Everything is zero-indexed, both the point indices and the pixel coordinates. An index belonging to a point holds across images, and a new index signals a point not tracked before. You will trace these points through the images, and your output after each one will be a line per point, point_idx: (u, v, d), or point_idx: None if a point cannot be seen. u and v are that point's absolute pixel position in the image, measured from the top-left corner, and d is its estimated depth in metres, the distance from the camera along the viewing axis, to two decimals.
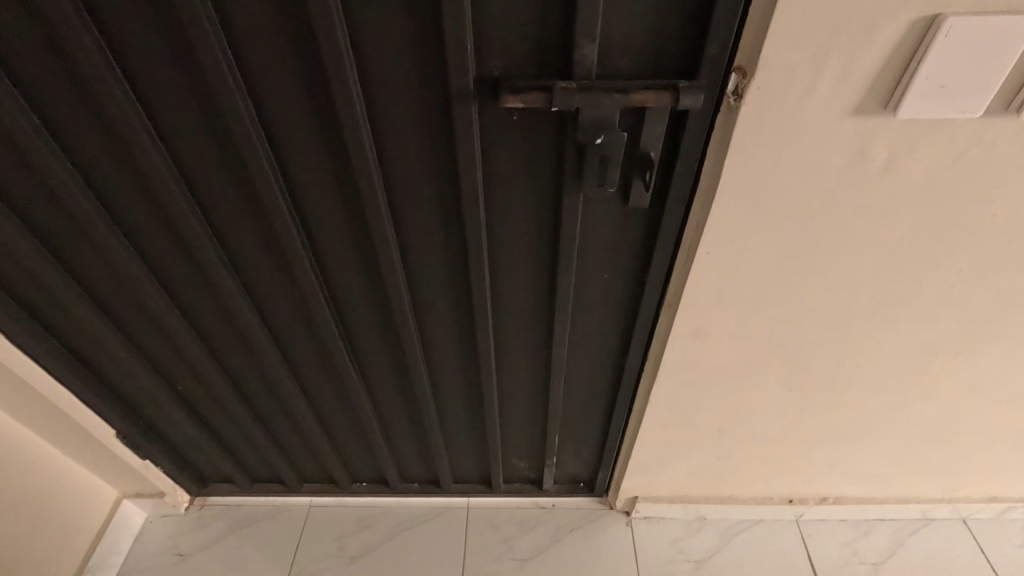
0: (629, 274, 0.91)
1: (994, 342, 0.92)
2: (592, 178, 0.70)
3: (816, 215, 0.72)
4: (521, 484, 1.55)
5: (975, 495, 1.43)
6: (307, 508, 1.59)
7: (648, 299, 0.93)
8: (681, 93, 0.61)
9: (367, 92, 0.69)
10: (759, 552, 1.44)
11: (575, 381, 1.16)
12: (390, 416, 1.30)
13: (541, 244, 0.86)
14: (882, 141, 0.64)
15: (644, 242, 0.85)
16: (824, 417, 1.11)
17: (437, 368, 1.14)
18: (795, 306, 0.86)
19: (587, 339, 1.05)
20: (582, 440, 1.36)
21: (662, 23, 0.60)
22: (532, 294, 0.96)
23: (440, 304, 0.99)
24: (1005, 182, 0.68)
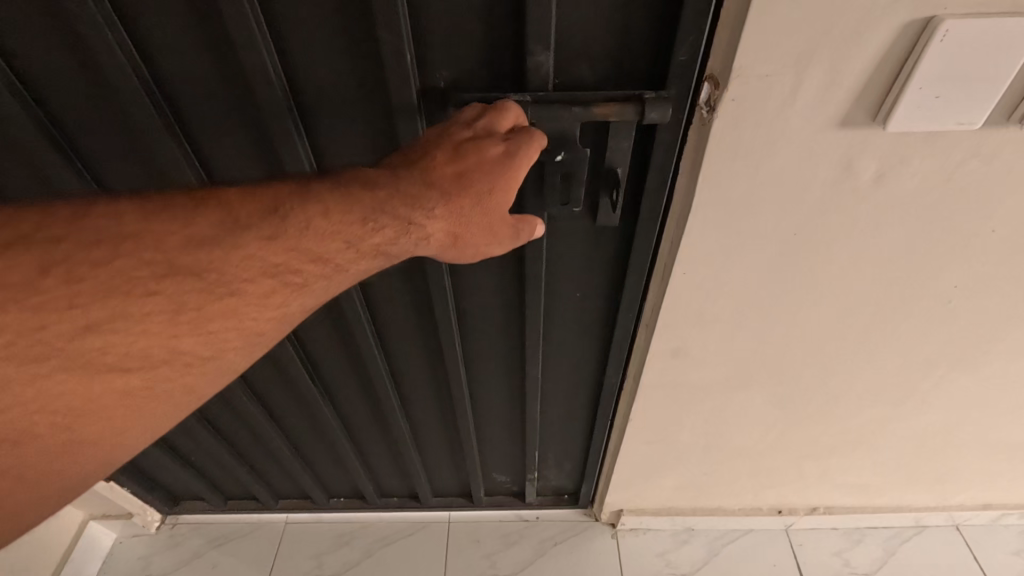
0: (603, 289, 0.85)
1: (990, 357, 0.87)
2: (556, 197, 0.65)
3: (800, 232, 0.66)
4: (503, 498, 1.50)
5: (969, 503, 1.38)
6: (283, 524, 1.54)
7: (623, 316, 0.87)
8: (647, 106, 0.56)
9: (304, 107, 0.62)
10: (747, 562, 1.40)
11: (553, 397, 1.11)
12: (362, 432, 1.25)
13: (507, 260, 0.80)
14: (871, 155, 0.58)
15: (617, 257, 0.79)
16: (812, 432, 1.06)
17: (406, 384, 1.09)
18: (779, 324, 0.81)
19: (563, 356, 0.99)
20: (564, 454, 1.31)
21: (625, 27, 0.54)
22: (501, 310, 0.90)
23: (404, 320, 0.93)
24: (1005, 196, 0.62)
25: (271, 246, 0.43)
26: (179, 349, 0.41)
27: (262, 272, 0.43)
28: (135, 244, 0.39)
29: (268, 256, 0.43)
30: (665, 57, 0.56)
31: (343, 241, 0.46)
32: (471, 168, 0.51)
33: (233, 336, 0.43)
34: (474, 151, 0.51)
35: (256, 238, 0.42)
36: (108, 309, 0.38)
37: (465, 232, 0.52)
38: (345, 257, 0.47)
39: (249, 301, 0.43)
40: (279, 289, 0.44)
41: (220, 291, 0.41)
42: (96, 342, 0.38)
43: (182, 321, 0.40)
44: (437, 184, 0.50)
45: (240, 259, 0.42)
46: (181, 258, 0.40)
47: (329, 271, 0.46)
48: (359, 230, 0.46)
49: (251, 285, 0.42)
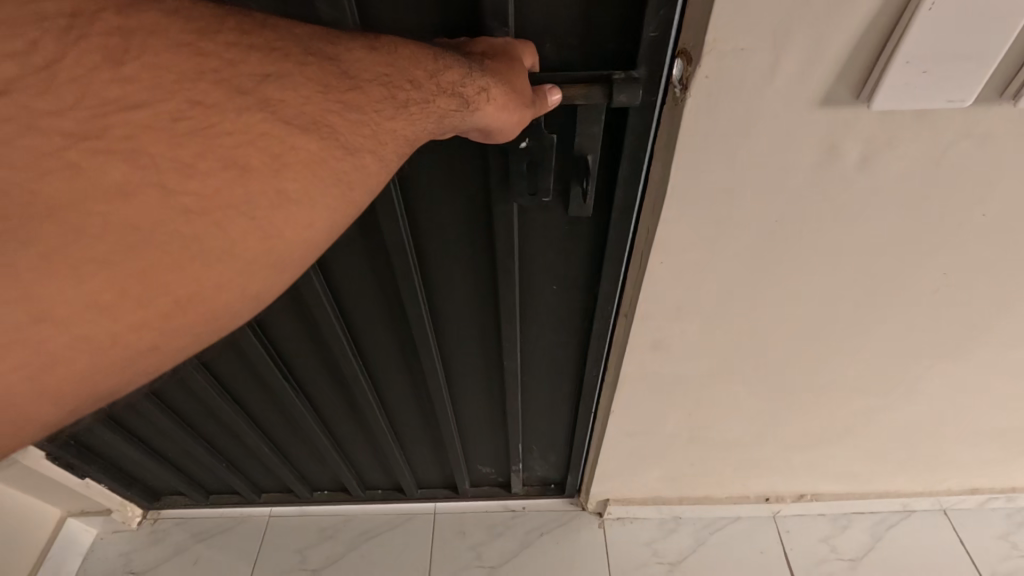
0: (580, 283, 0.82)
1: (979, 345, 0.85)
2: (523, 186, 0.64)
3: (781, 219, 0.63)
4: (489, 488, 1.49)
5: (957, 488, 1.37)
6: (267, 518, 1.53)
7: (602, 309, 0.84)
8: (615, 89, 0.54)
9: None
10: (735, 549, 1.39)
11: (534, 390, 1.09)
12: (341, 430, 1.23)
13: (477, 254, 0.78)
14: (855, 136, 0.54)
15: (592, 249, 0.77)
16: (799, 422, 1.04)
17: (383, 381, 1.07)
18: (760, 317, 0.78)
19: (544, 350, 0.97)
20: (548, 446, 1.30)
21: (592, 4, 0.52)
22: (476, 306, 0.87)
23: (374, 318, 0.90)
24: (994, 182, 0.59)
25: (375, 54, 0.39)
26: (326, 119, 0.36)
27: (374, 76, 0.39)
28: (269, 27, 0.36)
29: (375, 61, 0.39)
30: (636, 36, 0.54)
31: (430, 71, 0.42)
32: (495, 52, 0.50)
33: (365, 133, 0.38)
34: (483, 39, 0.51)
35: (360, 45, 0.39)
36: (268, 69, 0.34)
37: (518, 96, 0.48)
38: (435, 91, 0.42)
39: (371, 100, 0.38)
40: (386, 100, 0.39)
41: (346, 81, 0.37)
42: (265, 107, 0.34)
43: (328, 101, 0.36)
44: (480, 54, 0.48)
45: (352, 57, 0.38)
46: (312, 44, 0.37)
47: (430, 96, 0.42)
48: (438, 63, 0.43)
49: (370, 85, 0.38)
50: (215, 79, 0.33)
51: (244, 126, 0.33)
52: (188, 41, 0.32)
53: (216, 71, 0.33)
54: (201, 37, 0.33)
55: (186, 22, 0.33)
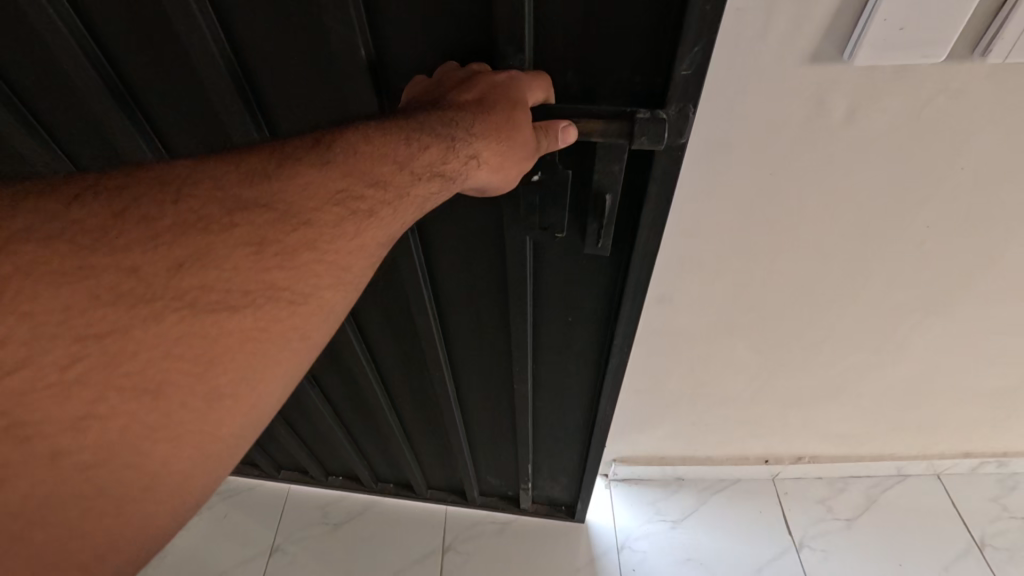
0: (591, 316, 0.87)
1: (964, 304, 0.91)
2: (534, 222, 0.68)
3: (776, 172, 0.69)
4: (496, 500, 1.48)
5: (949, 452, 1.43)
6: (286, 492, 1.60)
7: (607, 338, 0.89)
8: (635, 130, 0.54)
9: (254, 82, 0.60)
10: (734, 508, 1.46)
11: (546, 412, 1.12)
12: (355, 423, 1.30)
13: (486, 274, 0.82)
14: (842, 91, 0.60)
15: (608, 284, 0.80)
16: (794, 379, 1.11)
17: (394, 384, 1.12)
18: (758, 271, 0.84)
19: (556, 375, 1.01)
20: (558, 466, 1.32)
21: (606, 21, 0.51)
22: (486, 323, 0.91)
23: (391, 334, 0.98)
24: (969, 137, 0.65)
25: (329, 169, 0.40)
26: (270, 279, 0.37)
27: (326, 198, 0.39)
28: (204, 177, 0.37)
29: (328, 180, 0.40)
30: (653, 56, 0.53)
31: (401, 158, 0.43)
32: (490, 94, 0.49)
33: (320, 270, 0.39)
34: (483, 79, 0.50)
35: (310, 165, 0.39)
36: (180, 257, 0.35)
37: (516, 150, 0.48)
38: (404, 179, 0.43)
39: (320, 231, 0.39)
40: (346, 217, 0.40)
41: (291, 222, 0.38)
42: (182, 304, 0.35)
43: (267, 258, 0.37)
44: (472, 105, 0.47)
45: (300, 184, 0.39)
46: (245, 193, 0.37)
47: (401, 189, 0.43)
48: (410, 148, 0.44)
49: (322, 213, 0.39)
50: (122, 300, 0.33)
51: (157, 338, 0.34)
52: (77, 262, 0.33)
53: (124, 290, 0.33)
54: (96, 250, 0.33)
55: (79, 241, 0.33)
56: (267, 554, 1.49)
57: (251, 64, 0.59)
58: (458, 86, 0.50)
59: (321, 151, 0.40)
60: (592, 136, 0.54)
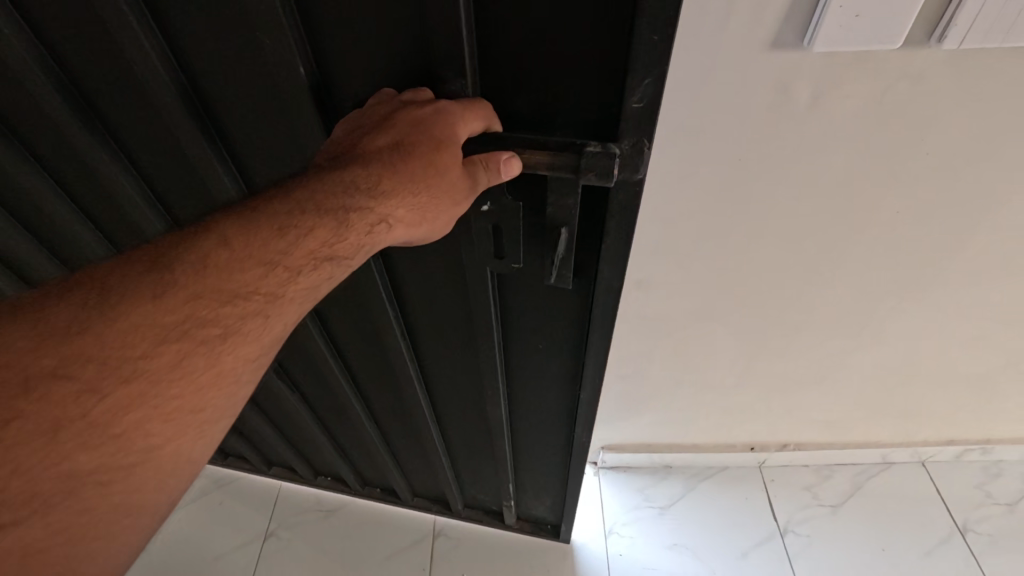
0: (562, 350, 0.82)
1: (937, 286, 0.94)
2: (488, 248, 0.66)
3: (745, 157, 0.71)
4: (480, 512, 1.46)
5: (933, 439, 1.45)
6: (277, 489, 1.62)
7: (580, 370, 0.84)
8: (580, 164, 0.50)
9: (206, 97, 0.58)
10: (721, 496, 1.48)
11: (525, 438, 1.07)
12: (337, 429, 1.28)
13: (450, 298, 0.79)
14: (806, 77, 0.61)
15: (579, 317, 0.76)
16: (776, 364, 1.13)
17: (370, 395, 1.10)
18: (734, 255, 0.86)
19: (532, 404, 0.97)
20: (541, 489, 1.27)
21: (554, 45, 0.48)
22: (454, 345, 0.88)
23: (365, 351, 0.96)
24: (933, 119, 0.67)
25: (163, 304, 0.40)
26: (73, 468, 0.36)
27: (163, 336, 0.39)
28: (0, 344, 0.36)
29: (165, 315, 0.40)
30: (601, 85, 0.49)
31: (276, 254, 0.43)
32: (409, 135, 0.46)
33: (153, 426, 0.39)
34: (405, 117, 0.47)
35: (143, 300, 0.39)
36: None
37: (427, 208, 0.48)
38: (281, 275, 0.44)
39: (149, 382, 0.39)
40: (190, 351, 0.40)
41: (111, 378, 0.38)
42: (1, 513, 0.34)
43: (65, 443, 0.36)
44: (383, 154, 0.47)
45: (127, 330, 0.38)
46: (46, 359, 0.37)
47: (276, 286, 0.44)
48: (281, 245, 0.44)
49: (154, 358, 0.39)
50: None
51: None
52: None
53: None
54: None
55: None
56: (261, 539, 1.52)
57: (199, 79, 0.56)
58: (376, 131, 0.48)
59: (154, 282, 0.40)
60: (536, 169, 0.52)
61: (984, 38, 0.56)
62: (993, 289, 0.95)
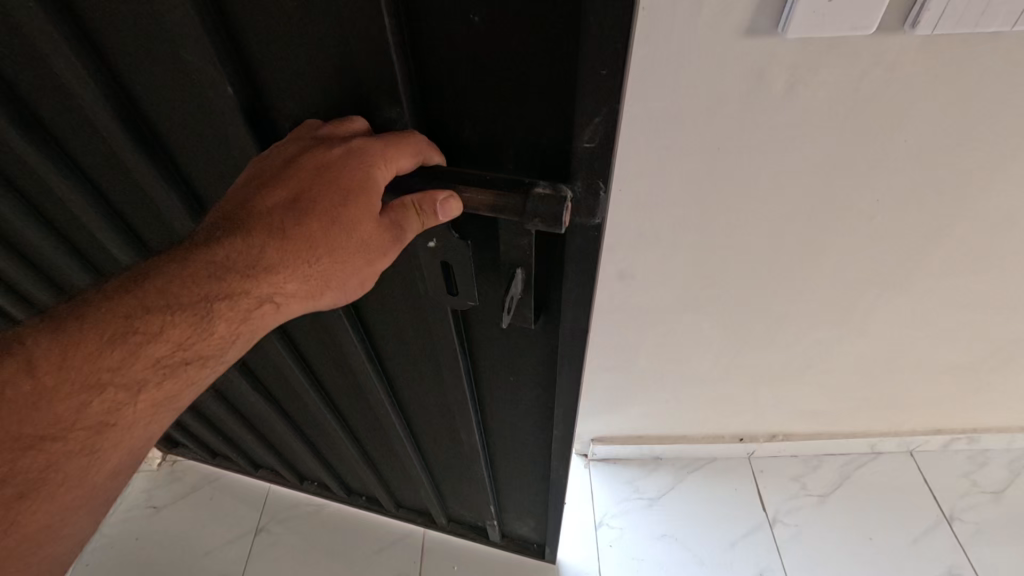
0: (533, 383, 0.79)
1: (920, 276, 0.94)
2: (439, 284, 0.60)
3: (722, 146, 0.71)
4: (464, 526, 1.44)
5: (921, 428, 1.46)
6: (266, 491, 1.61)
7: (552, 405, 0.81)
8: (528, 204, 0.43)
9: (151, 120, 0.53)
10: (710, 489, 1.49)
11: (503, 460, 1.05)
12: (318, 438, 1.27)
13: (414, 323, 0.75)
14: (780, 64, 0.61)
15: (548, 354, 0.72)
16: (762, 355, 1.13)
17: (346, 408, 1.08)
18: (716, 245, 0.87)
19: (506, 431, 0.94)
20: (523, 509, 1.24)
21: (498, 73, 0.42)
22: (425, 366, 0.85)
23: (337, 363, 0.93)
24: (909, 106, 0.67)
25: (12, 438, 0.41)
26: None
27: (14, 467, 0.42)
28: None
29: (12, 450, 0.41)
30: (554, 118, 0.44)
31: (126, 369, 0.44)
32: (306, 202, 0.43)
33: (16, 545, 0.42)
34: (308, 174, 0.42)
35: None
36: None
37: (311, 294, 0.46)
38: (122, 393, 0.44)
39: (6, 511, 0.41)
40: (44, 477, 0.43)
41: None
42: None
43: None
44: (260, 241, 0.43)
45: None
46: None
47: (113, 406, 0.44)
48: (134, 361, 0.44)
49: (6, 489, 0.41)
50: None
51: None
52: None
53: None
54: None
55: None
56: (254, 533, 1.53)
57: (136, 99, 0.51)
58: (269, 194, 0.43)
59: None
60: (480, 209, 0.44)
61: (956, 24, 0.57)
62: (974, 278, 0.96)
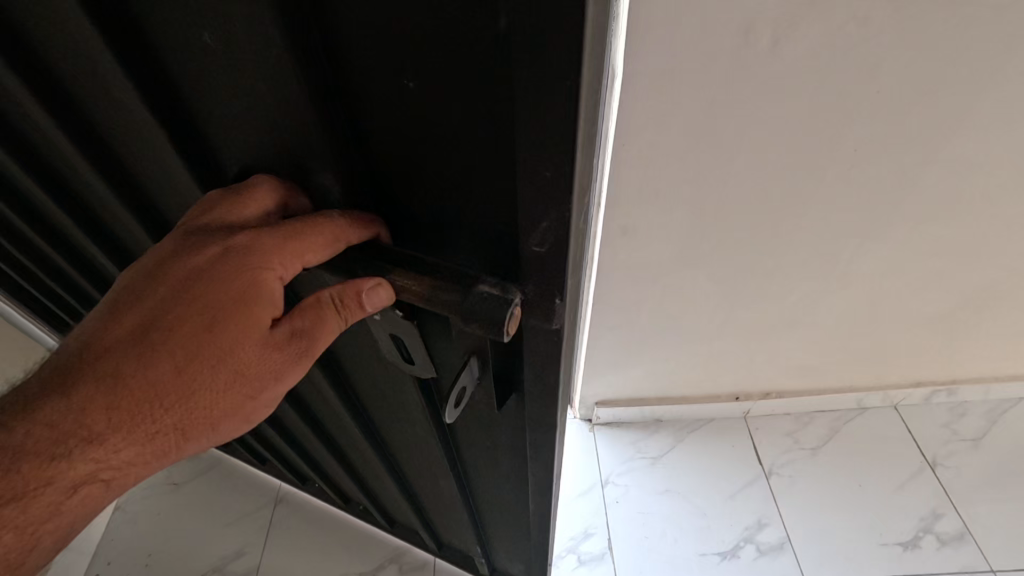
0: (507, 453, 0.73)
1: (896, 228, 1.03)
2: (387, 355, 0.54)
3: (716, 101, 0.79)
4: (458, 553, 1.41)
5: (903, 381, 1.56)
6: (277, 490, 1.62)
7: (528, 473, 0.75)
8: (466, 307, 0.38)
9: (109, 148, 0.47)
10: (710, 444, 1.57)
11: (489, 509, 1.00)
12: (314, 454, 1.25)
13: (380, 373, 0.71)
14: (766, 20, 0.70)
15: (515, 431, 0.66)
16: (755, 310, 1.21)
17: (336, 431, 1.06)
18: (711, 197, 0.94)
19: (488, 483, 0.88)
20: (514, 556, 1.17)
21: (437, 148, 0.36)
22: (401, 417, 0.80)
23: (316, 392, 0.90)
24: (881, 60, 0.75)
25: None
26: None
27: None
28: None
29: None
30: (502, 202, 0.37)
31: None
32: (175, 335, 0.41)
33: None
34: (184, 299, 0.41)
35: None
36: None
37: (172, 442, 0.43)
38: None
39: None
40: None
41: None
42: None
43: None
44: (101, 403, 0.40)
45: None
46: None
47: None
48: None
49: None
50: None
51: None
52: None
53: None
54: None
55: None
56: (274, 503, 1.59)
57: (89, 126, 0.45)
58: (120, 336, 0.41)
59: None
60: (416, 297, 0.39)
61: None
62: (945, 227, 1.05)
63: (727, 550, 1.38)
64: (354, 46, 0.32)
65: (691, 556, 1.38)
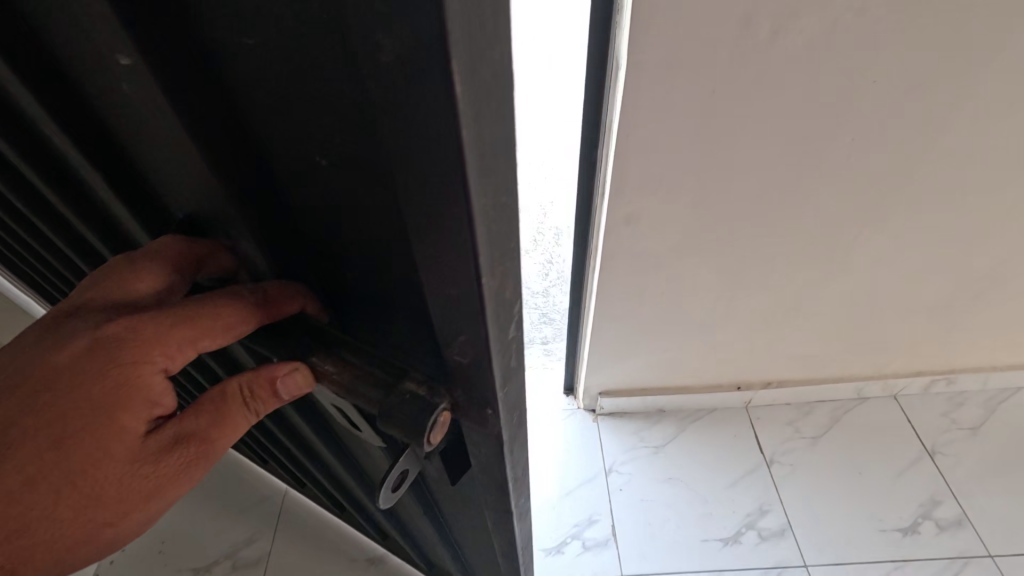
0: (476, 518, 0.68)
1: (894, 217, 1.06)
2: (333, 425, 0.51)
3: (717, 90, 0.81)
4: None
5: (903, 371, 1.58)
6: (282, 495, 1.60)
7: (496, 537, 0.69)
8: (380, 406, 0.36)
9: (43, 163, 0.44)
10: (713, 434, 1.59)
11: (467, 554, 0.94)
12: (305, 468, 1.23)
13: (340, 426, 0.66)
14: (766, 11, 0.72)
15: (475, 500, 0.61)
16: (755, 298, 1.24)
17: (319, 455, 1.02)
18: (712, 185, 0.96)
19: (467, 539, 0.84)
20: None
21: (358, 227, 0.34)
22: (372, 461, 0.76)
23: (292, 422, 0.87)
24: (878, 49, 0.77)
25: None
26: None
27: None
28: None
29: None
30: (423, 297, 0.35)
31: None
32: (62, 423, 0.41)
33: None
34: (68, 387, 0.41)
35: None
36: None
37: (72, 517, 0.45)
38: None
39: None
40: None
41: None
42: None
43: None
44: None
45: None
46: None
47: None
48: None
49: None
50: None
51: None
52: None
53: None
54: None
55: None
56: (282, 494, 1.60)
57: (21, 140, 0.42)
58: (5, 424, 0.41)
59: None
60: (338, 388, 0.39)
61: None
62: (941, 217, 1.07)
63: (729, 536, 1.41)
64: (258, 117, 0.31)
65: (693, 543, 1.40)
